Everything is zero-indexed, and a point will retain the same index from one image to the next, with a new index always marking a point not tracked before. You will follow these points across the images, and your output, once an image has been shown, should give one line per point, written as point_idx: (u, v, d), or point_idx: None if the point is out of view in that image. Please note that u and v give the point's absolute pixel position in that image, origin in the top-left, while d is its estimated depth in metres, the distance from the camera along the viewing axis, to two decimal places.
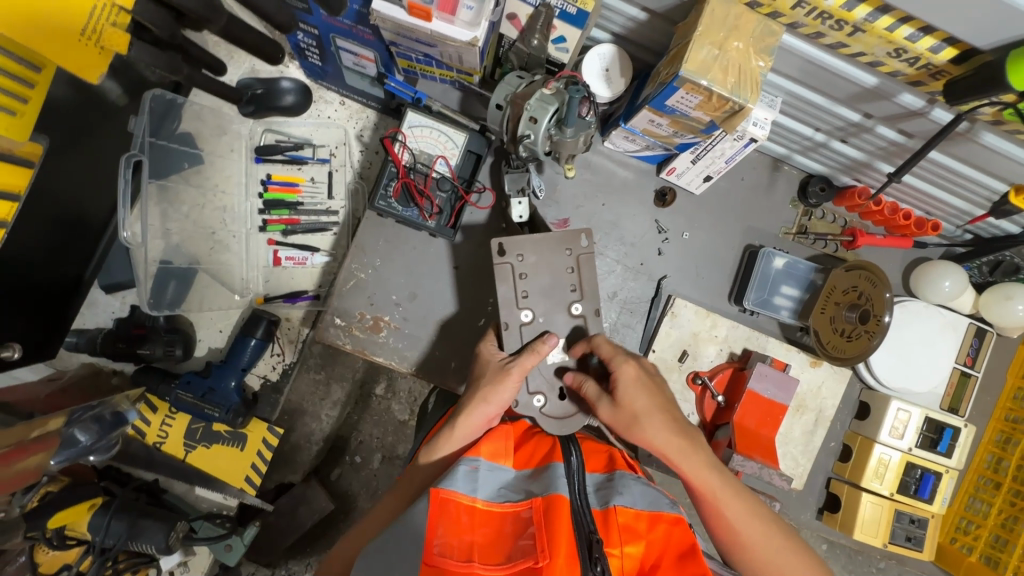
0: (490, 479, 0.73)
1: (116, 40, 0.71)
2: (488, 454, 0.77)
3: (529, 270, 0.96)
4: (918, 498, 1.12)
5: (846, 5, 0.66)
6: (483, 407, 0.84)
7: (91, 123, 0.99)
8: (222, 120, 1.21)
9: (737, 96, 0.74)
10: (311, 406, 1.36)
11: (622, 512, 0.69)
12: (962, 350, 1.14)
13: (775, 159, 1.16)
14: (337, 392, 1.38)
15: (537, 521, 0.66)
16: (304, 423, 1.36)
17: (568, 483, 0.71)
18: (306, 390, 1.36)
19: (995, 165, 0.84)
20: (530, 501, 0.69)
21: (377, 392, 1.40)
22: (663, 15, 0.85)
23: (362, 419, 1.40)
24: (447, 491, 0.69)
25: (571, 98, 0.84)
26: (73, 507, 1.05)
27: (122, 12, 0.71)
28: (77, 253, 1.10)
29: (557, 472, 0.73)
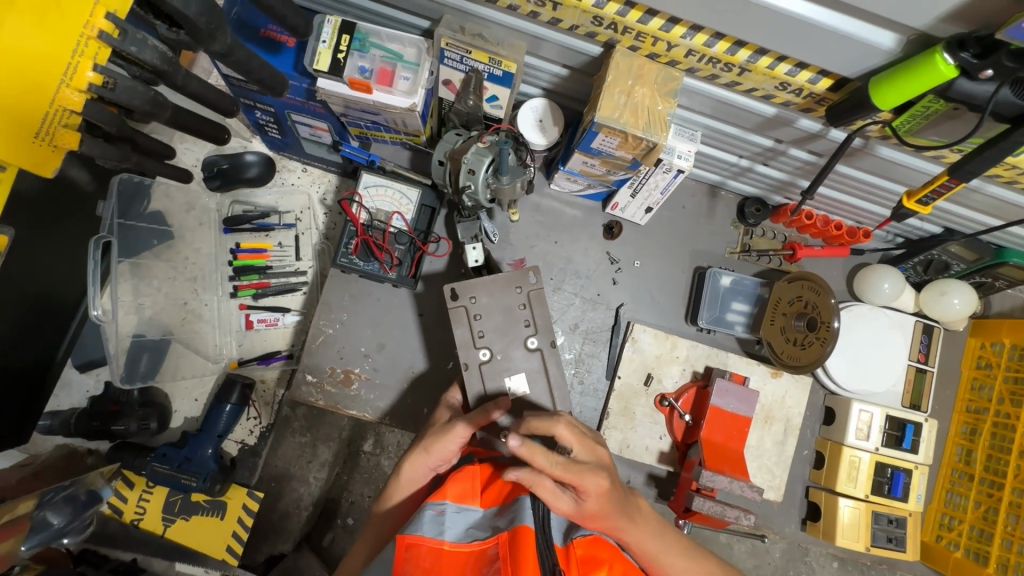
0: (458, 519, 0.74)
1: (68, 139, 0.73)
2: (454, 497, 0.79)
3: (482, 311, 1.01)
4: (893, 497, 1.13)
5: (728, 51, 0.75)
6: (419, 456, 0.87)
7: (62, 210, 1.05)
8: (190, 196, 1.27)
9: (649, 134, 0.82)
10: (299, 469, 1.34)
11: (580, 544, 0.71)
12: (913, 347, 1.19)
13: (711, 186, 1.24)
14: (325, 452, 1.35)
15: (502, 555, 0.66)
16: (293, 488, 1.34)
17: (533, 512, 0.71)
18: (293, 454, 1.34)
19: (897, 174, 0.92)
20: (497, 537, 0.69)
21: (365, 449, 1.36)
22: (581, 70, 0.94)
23: (352, 479, 1.35)
24: (411, 537, 0.71)
25: (503, 149, 0.92)
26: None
27: (72, 113, 0.72)
28: (50, 336, 1.12)
29: (523, 503, 0.73)
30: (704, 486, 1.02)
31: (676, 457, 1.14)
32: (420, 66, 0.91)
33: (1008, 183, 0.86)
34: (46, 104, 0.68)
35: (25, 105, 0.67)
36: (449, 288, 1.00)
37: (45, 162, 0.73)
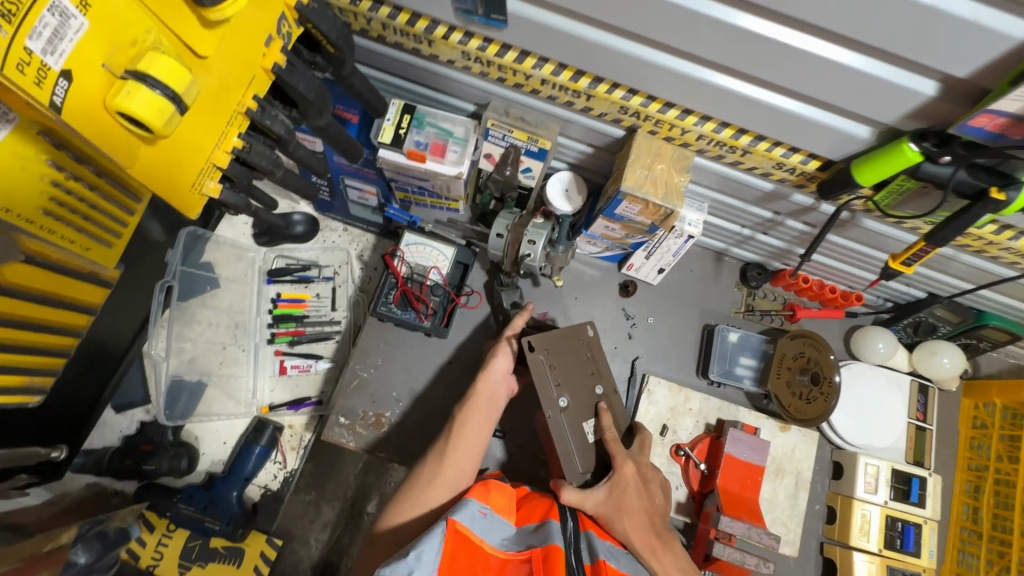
0: (495, 527, 0.80)
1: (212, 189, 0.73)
2: (494, 503, 0.84)
3: (556, 362, 1.08)
4: (906, 552, 1.16)
5: (733, 136, 0.91)
6: (476, 417, 0.99)
7: (138, 258, 1.16)
8: (240, 248, 1.38)
9: (667, 203, 0.95)
10: (300, 529, 1.39)
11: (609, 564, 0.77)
12: (911, 406, 1.27)
13: (716, 252, 1.37)
14: (327, 512, 1.41)
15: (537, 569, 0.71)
16: (293, 549, 1.38)
17: (563, 539, 0.79)
18: (297, 513, 1.40)
19: (881, 243, 1.05)
20: (530, 553, 0.74)
21: (368, 510, 1.41)
22: (604, 149, 1.10)
23: (352, 542, 1.39)
24: (455, 524, 0.74)
25: (565, 222, 1.16)
26: None
27: (214, 169, 0.71)
28: (99, 376, 1.20)
29: (555, 527, 0.80)
30: (724, 532, 1.06)
31: (692, 508, 1.18)
32: (468, 142, 1.07)
33: (979, 252, 0.98)
34: (203, 160, 0.68)
35: (191, 157, 0.66)
36: (533, 357, 1.05)
37: (189, 204, 0.70)
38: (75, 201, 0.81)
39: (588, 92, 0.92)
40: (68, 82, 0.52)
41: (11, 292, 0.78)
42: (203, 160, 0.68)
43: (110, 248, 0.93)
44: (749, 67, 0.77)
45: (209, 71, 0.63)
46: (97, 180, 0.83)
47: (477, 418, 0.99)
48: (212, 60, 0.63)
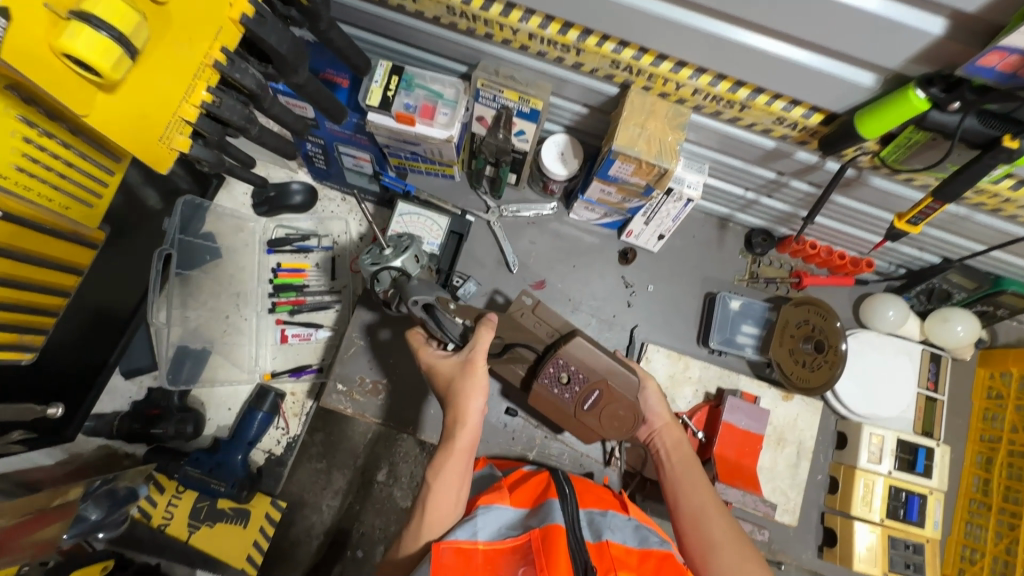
0: (489, 520, 0.86)
1: (183, 143, 0.73)
2: (483, 501, 0.90)
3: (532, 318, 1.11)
4: (908, 522, 1.13)
5: (730, 89, 0.86)
6: (454, 465, 0.91)
7: (136, 223, 1.17)
8: (240, 220, 1.39)
9: (660, 161, 0.92)
10: (312, 496, 1.38)
11: (614, 546, 0.83)
12: (922, 375, 1.23)
13: (720, 218, 1.33)
14: (338, 480, 1.39)
15: (536, 549, 0.79)
16: (304, 515, 1.38)
17: (562, 514, 0.85)
18: (307, 481, 1.39)
19: (891, 203, 1.00)
20: (529, 534, 0.82)
21: (378, 479, 1.39)
22: (599, 108, 1.06)
23: (363, 509, 1.38)
24: (443, 541, 0.81)
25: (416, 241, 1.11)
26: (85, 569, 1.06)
27: (184, 124, 0.72)
28: (104, 342, 1.22)
29: (552, 506, 0.87)
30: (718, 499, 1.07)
31: None
32: (457, 104, 1.04)
33: (995, 211, 0.93)
34: (171, 115, 0.69)
35: (156, 111, 0.67)
36: (571, 327, 1.07)
37: (160, 158, 0.72)
38: (51, 158, 0.82)
39: (577, 46, 0.88)
40: (8, 21, 0.53)
41: None
42: (170, 115, 0.69)
43: (91, 208, 0.94)
44: (742, 12, 0.73)
45: (170, 23, 0.64)
46: (71, 137, 0.84)
47: (463, 451, 0.93)
48: (170, 10, 0.63)
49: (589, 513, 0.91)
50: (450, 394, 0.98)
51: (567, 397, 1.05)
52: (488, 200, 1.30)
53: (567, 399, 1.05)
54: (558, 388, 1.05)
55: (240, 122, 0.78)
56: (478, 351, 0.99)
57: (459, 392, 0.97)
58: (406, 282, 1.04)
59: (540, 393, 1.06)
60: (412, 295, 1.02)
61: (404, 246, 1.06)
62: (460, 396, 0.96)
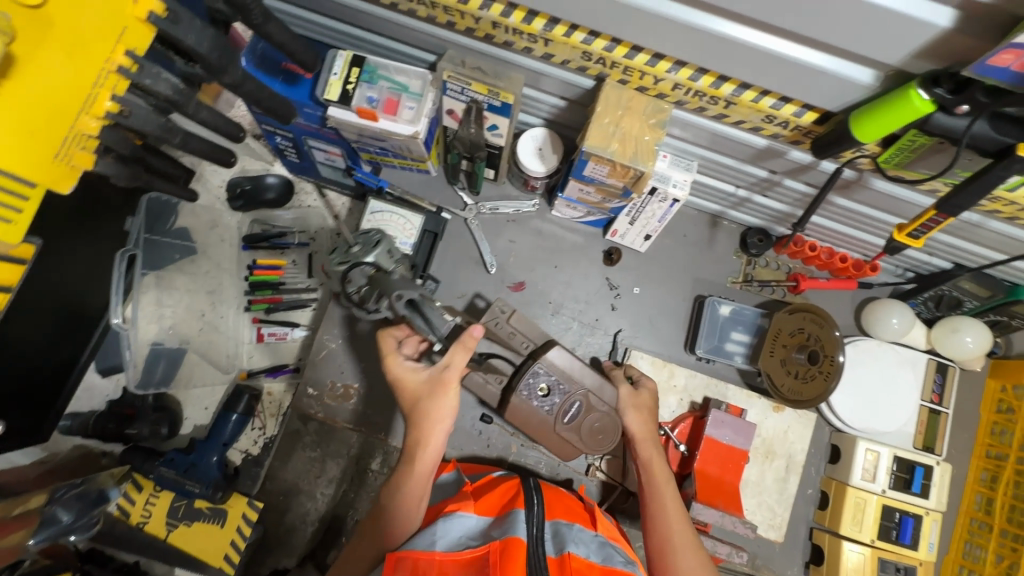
0: (450, 529, 0.82)
1: (82, 159, 0.70)
2: (446, 509, 0.88)
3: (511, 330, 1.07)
4: (901, 544, 1.06)
5: (713, 84, 0.78)
6: (412, 487, 0.88)
7: (96, 218, 1.12)
8: (214, 215, 1.35)
9: (636, 164, 0.84)
10: (307, 484, 1.32)
11: (576, 559, 0.77)
12: (926, 387, 1.15)
13: (714, 216, 1.24)
14: (332, 469, 1.31)
15: (493, 561, 0.74)
16: (300, 502, 1.31)
17: (526, 528, 0.81)
18: (302, 469, 1.32)
19: (896, 207, 0.91)
20: (488, 546, 0.77)
21: (373, 468, 1.30)
22: (577, 101, 0.98)
23: (358, 497, 1.30)
24: (402, 552, 0.78)
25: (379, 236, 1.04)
26: None
27: (88, 137, 0.69)
28: (76, 340, 1.18)
29: (517, 518, 0.83)
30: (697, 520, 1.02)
31: None
32: (424, 97, 0.96)
33: (1010, 218, 0.84)
34: (65, 129, 0.66)
35: (48, 126, 0.65)
36: (547, 335, 1.06)
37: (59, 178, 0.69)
38: None
39: (544, 36, 0.80)
40: None
41: None
42: (66, 128, 0.66)
43: None
44: None
45: (50, 29, 0.61)
46: None
47: (425, 475, 0.89)
48: (48, 12, 0.60)
49: (556, 524, 0.86)
50: (415, 413, 0.93)
51: (547, 409, 1.04)
52: (466, 196, 1.23)
53: (548, 411, 1.03)
54: (537, 400, 1.04)
55: (160, 133, 0.77)
56: (453, 368, 0.93)
57: (425, 413, 0.92)
58: (387, 277, 0.99)
59: (519, 404, 1.03)
60: (395, 290, 0.96)
61: (375, 242, 1.03)
62: (425, 418, 0.92)
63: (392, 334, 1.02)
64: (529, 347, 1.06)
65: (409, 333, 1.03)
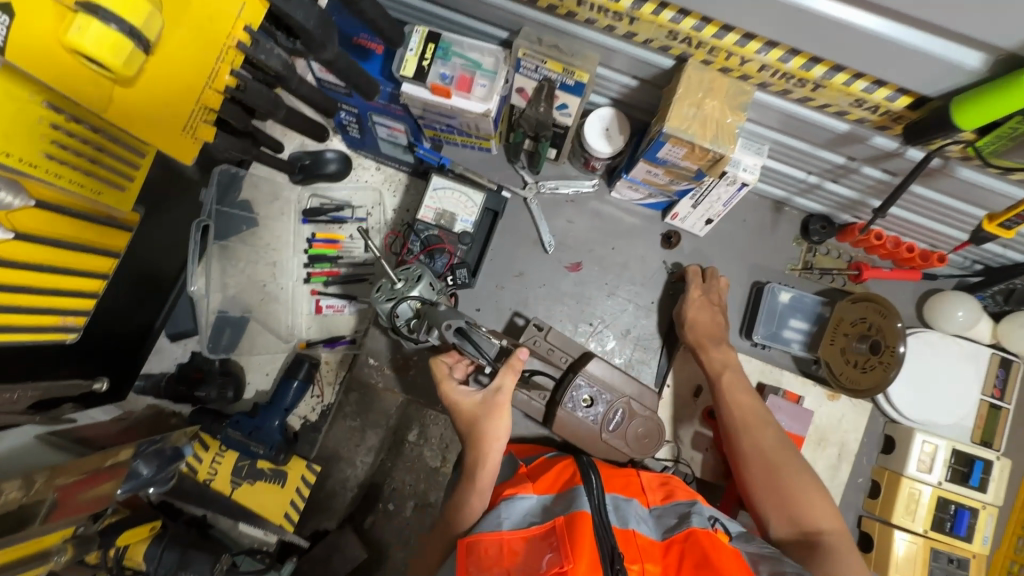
0: (514, 510, 0.83)
1: (205, 132, 0.78)
2: (507, 494, 0.87)
3: (553, 343, 1.12)
4: (956, 536, 1.07)
5: (803, 66, 0.76)
6: (475, 500, 0.91)
7: (174, 193, 1.17)
8: (276, 187, 1.39)
9: (717, 146, 0.84)
10: (347, 452, 1.44)
11: (640, 535, 0.78)
12: (987, 381, 1.13)
13: (775, 202, 1.23)
14: (371, 438, 1.44)
15: (559, 534, 0.75)
16: (340, 469, 1.43)
17: (589, 500, 0.80)
18: (342, 437, 1.44)
19: (978, 197, 0.89)
20: (552, 522, 0.78)
21: (410, 439, 1.45)
22: (651, 81, 0.98)
23: (395, 466, 1.45)
24: (472, 537, 0.79)
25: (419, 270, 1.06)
26: (137, 528, 1.16)
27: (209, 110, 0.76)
28: (151, 306, 1.25)
29: (577, 493, 0.82)
30: None
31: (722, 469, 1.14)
32: (497, 75, 0.97)
33: None
34: (193, 102, 0.73)
35: (178, 99, 0.72)
36: (584, 348, 1.12)
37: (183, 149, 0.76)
38: (80, 142, 0.79)
39: (631, 14, 0.79)
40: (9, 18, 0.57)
41: (31, 238, 0.82)
42: (195, 105, 0.73)
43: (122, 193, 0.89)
44: None
45: (188, 6, 0.66)
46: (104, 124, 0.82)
47: (484, 486, 0.92)
48: None
49: (615, 499, 0.87)
50: (472, 435, 0.95)
51: (591, 419, 1.07)
52: (526, 175, 1.23)
53: (593, 422, 1.06)
54: (581, 411, 1.07)
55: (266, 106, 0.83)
56: (504, 391, 0.95)
57: (482, 435, 0.94)
58: (434, 309, 0.98)
59: (564, 417, 1.06)
60: (443, 320, 0.94)
61: (417, 276, 1.04)
62: (482, 440, 0.94)
63: (443, 360, 1.04)
64: (568, 360, 1.11)
65: (458, 358, 1.05)
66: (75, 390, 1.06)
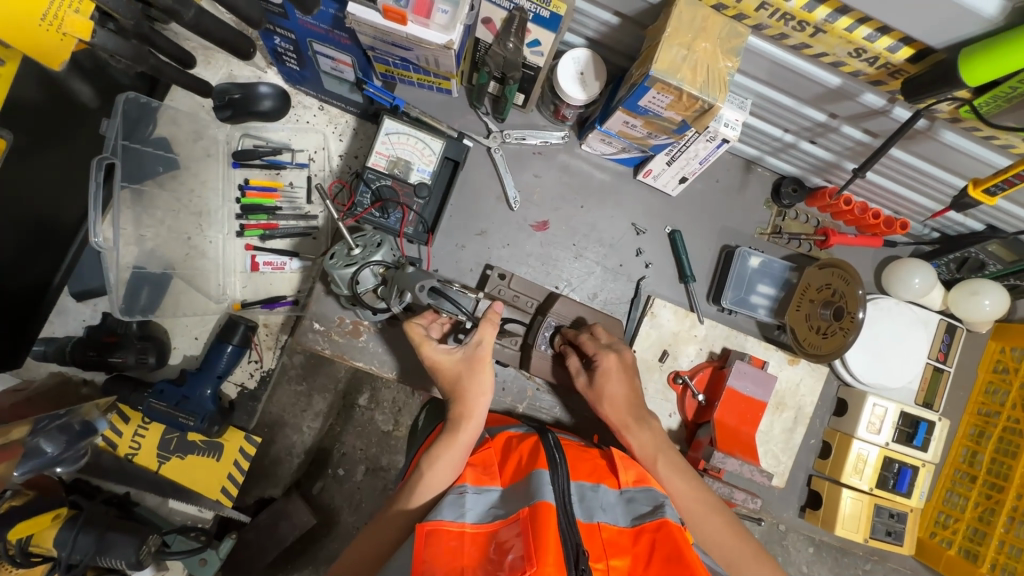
0: (478, 501, 0.78)
1: (79, 28, 0.67)
2: (473, 482, 0.81)
3: (519, 289, 1.07)
4: (897, 492, 1.12)
5: (806, 7, 0.69)
6: (451, 458, 0.83)
7: (64, 124, 0.98)
8: (199, 124, 1.18)
9: (706, 95, 0.77)
10: (292, 416, 1.33)
11: (606, 528, 0.74)
12: (934, 346, 1.16)
13: (749, 161, 1.18)
14: (319, 403, 1.35)
15: (525, 530, 0.69)
16: (286, 435, 1.33)
17: (553, 489, 0.75)
18: (287, 402, 1.33)
19: (956, 163, 0.87)
20: (517, 514, 0.72)
21: (360, 403, 1.37)
22: (634, 19, 0.88)
23: (345, 431, 1.36)
24: (428, 522, 0.72)
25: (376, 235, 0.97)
26: (35, 518, 1.02)
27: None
28: (46, 260, 1.07)
29: (542, 479, 0.76)
30: (713, 466, 1.03)
31: (683, 435, 1.14)
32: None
33: None
34: None
35: None
36: (549, 289, 1.08)
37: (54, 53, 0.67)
38: None
39: None
40: None
41: None
42: None
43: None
44: None
45: None
46: None
47: (456, 451, 0.84)
48: None
49: (580, 487, 0.82)
50: (455, 392, 0.89)
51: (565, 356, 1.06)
52: (490, 122, 1.12)
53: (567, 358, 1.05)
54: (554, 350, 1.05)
55: (170, 3, 0.75)
56: (484, 345, 0.90)
57: (463, 391, 0.88)
58: (403, 271, 0.91)
59: (539, 359, 1.05)
60: (415, 283, 0.89)
61: (377, 242, 0.97)
62: (466, 395, 0.88)
63: (417, 322, 0.95)
64: (535, 303, 1.07)
65: (433, 317, 0.97)
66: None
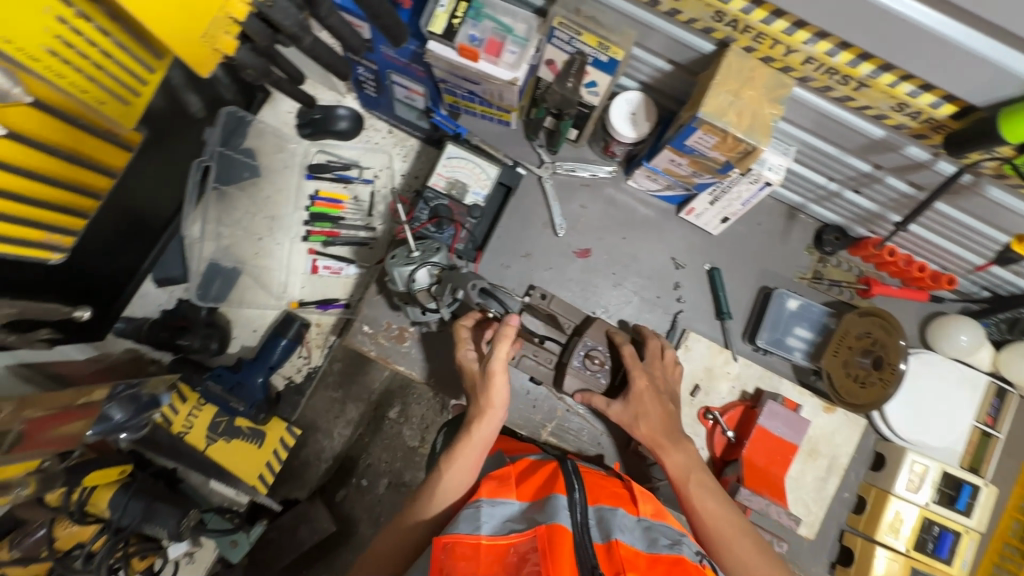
0: (493, 515, 0.79)
1: (226, 45, 0.79)
2: (488, 493, 0.83)
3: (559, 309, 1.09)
4: (937, 558, 1.07)
5: (850, 63, 0.74)
6: (469, 454, 0.88)
7: (175, 128, 1.12)
8: (281, 139, 1.32)
9: (750, 138, 0.82)
10: (325, 423, 1.42)
11: (623, 545, 0.75)
12: (981, 409, 1.13)
13: (791, 207, 1.21)
14: (351, 411, 1.43)
15: (541, 549, 0.73)
16: (316, 440, 1.41)
17: (570, 515, 0.78)
18: (322, 408, 1.42)
19: (1001, 219, 0.89)
20: (533, 530, 0.76)
21: (390, 416, 1.43)
22: (686, 67, 0.95)
23: (373, 442, 1.42)
24: (445, 535, 0.76)
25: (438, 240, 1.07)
26: (106, 470, 1.13)
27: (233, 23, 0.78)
28: (138, 246, 1.19)
29: (559, 503, 0.79)
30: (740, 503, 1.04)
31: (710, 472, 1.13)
32: (528, 42, 0.92)
33: None
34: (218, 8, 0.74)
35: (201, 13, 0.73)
36: (587, 313, 1.10)
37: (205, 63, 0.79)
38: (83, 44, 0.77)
39: None
40: None
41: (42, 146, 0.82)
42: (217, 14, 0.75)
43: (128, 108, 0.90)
44: None
45: None
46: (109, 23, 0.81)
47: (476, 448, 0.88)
48: None
49: (599, 509, 0.83)
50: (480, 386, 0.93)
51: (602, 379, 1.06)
52: (543, 154, 1.21)
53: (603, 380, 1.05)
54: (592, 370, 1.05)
55: (295, 30, 0.87)
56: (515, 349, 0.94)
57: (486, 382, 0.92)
58: (456, 271, 1.01)
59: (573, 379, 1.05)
60: (469, 280, 0.99)
61: (435, 247, 1.04)
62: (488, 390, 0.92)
63: (463, 323, 1.02)
64: (573, 324, 1.09)
65: (478, 321, 1.03)
66: (51, 315, 0.98)
